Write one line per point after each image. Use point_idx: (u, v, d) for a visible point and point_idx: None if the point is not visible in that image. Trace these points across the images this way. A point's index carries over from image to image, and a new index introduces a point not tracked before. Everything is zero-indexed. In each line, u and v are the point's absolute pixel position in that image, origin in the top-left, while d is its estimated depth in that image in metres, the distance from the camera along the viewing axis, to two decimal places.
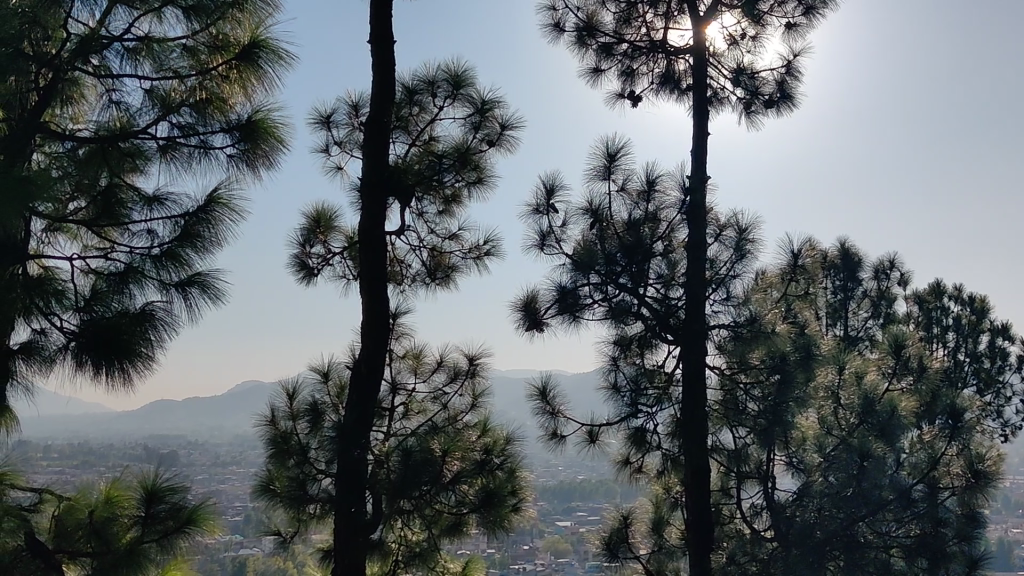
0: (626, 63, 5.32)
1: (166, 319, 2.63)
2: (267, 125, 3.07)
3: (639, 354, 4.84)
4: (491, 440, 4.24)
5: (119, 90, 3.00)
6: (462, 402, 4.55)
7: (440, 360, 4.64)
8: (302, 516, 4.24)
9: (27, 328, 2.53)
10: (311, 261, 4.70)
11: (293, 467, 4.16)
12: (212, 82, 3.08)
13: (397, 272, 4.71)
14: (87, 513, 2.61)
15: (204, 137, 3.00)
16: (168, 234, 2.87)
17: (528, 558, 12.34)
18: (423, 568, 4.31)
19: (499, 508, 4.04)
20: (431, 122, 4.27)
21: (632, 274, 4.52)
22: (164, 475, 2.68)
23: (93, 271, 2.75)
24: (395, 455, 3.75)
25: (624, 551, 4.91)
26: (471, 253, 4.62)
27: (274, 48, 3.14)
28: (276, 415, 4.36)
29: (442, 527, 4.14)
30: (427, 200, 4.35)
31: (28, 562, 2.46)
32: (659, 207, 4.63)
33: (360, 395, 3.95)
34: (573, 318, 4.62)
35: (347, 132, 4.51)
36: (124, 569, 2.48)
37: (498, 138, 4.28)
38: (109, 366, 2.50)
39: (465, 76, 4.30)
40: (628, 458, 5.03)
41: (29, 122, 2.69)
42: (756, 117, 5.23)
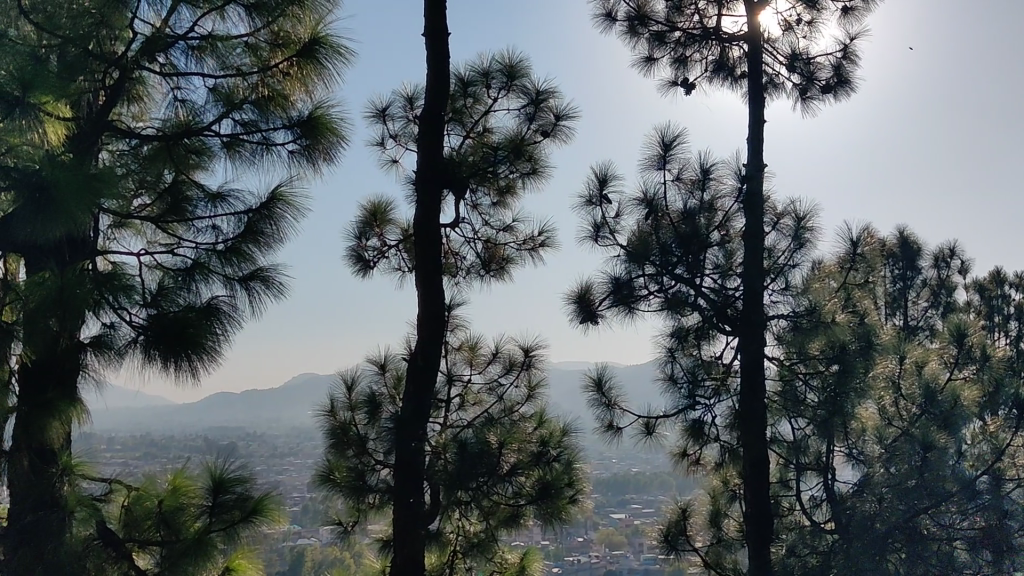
0: (679, 50, 5.28)
1: (230, 314, 2.71)
2: (326, 120, 3.12)
3: (696, 345, 4.79)
4: (547, 432, 4.24)
5: (183, 88, 3.05)
6: (518, 393, 4.56)
7: (496, 351, 4.66)
8: (361, 506, 4.28)
9: (98, 323, 2.58)
10: (367, 254, 4.74)
11: (353, 457, 4.23)
12: (274, 79, 3.13)
13: (451, 264, 4.71)
14: (156, 502, 2.67)
15: (267, 133, 3.06)
16: (232, 230, 2.93)
17: (581, 551, 12.34)
18: (481, 558, 4.32)
19: (557, 499, 4.04)
20: (486, 113, 4.26)
21: (689, 264, 4.48)
22: (230, 464, 2.73)
23: (160, 266, 2.83)
24: (453, 446, 3.75)
25: (682, 543, 4.85)
26: (526, 245, 4.61)
27: (335, 44, 3.19)
28: (335, 406, 4.41)
29: (500, 518, 4.16)
30: (482, 191, 4.35)
31: (101, 550, 2.55)
32: (715, 195, 4.56)
33: (417, 386, 3.95)
34: (628, 310, 4.61)
35: (402, 125, 4.54)
36: (191, 559, 2.52)
37: (553, 129, 4.22)
38: (176, 360, 2.55)
39: (521, 67, 4.25)
40: (685, 451, 5.03)
41: (96, 121, 2.75)
42: (812, 103, 5.16)
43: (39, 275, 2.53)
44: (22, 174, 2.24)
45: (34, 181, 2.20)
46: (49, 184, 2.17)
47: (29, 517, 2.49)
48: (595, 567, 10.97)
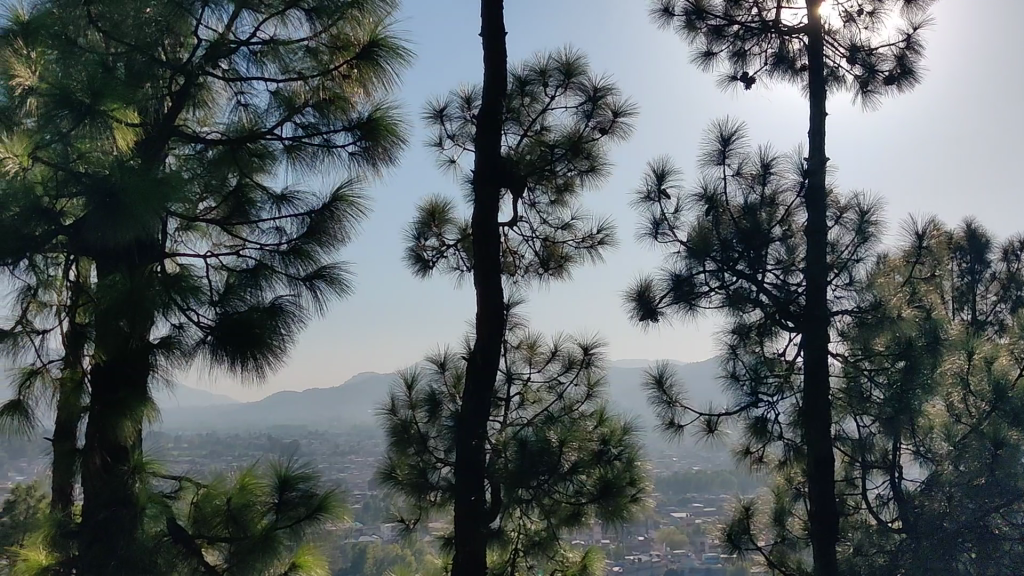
0: (738, 44, 5.21)
1: (295, 313, 2.75)
2: (386, 122, 3.18)
3: (759, 342, 4.76)
4: (608, 430, 4.23)
5: (247, 92, 3.12)
6: (578, 391, 4.55)
7: (555, 350, 4.63)
8: (423, 503, 4.32)
9: (167, 324, 2.63)
10: (427, 253, 4.77)
11: (414, 455, 4.30)
12: (333, 82, 3.19)
13: (510, 263, 4.72)
14: (224, 499, 2.73)
15: (327, 136, 3.12)
16: (295, 230, 2.97)
17: (643, 548, 12.28)
18: (542, 556, 4.33)
19: (619, 498, 4.02)
20: (544, 111, 4.21)
21: (751, 260, 4.41)
22: (296, 463, 2.78)
23: (226, 267, 2.90)
24: (513, 445, 3.75)
25: (746, 542, 4.77)
26: (585, 242, 4.59)
27: (394, 46, 3.20)
28: (396, 404, 4.47)
29: (562, 516, 4.16)
30: (540, 189, 4.33)
31: (171, 546, 2.61)
32: (777, 189, 4.50)
33: (477, 384, 3.97)
34: (689, 307, 4.55)
35: (460, 124, 4.56)
36: (258, 554, 2.57)
37: (611, 126, 4.17)
38: (243, 359, 2.60)
39: (579, 64, 4.21)
40: (748, 449, 4.92)
41: (163, 127, 2.83)
42: (874, 96, 5.07)
43: (111, 277, 2.60)
44: (93, 179, 2.32)
45: (105, 187, 2.27)
46: (119, 189, 2.24)
47: (103, 513, 2.56)
48: (656, 565, 10.93)
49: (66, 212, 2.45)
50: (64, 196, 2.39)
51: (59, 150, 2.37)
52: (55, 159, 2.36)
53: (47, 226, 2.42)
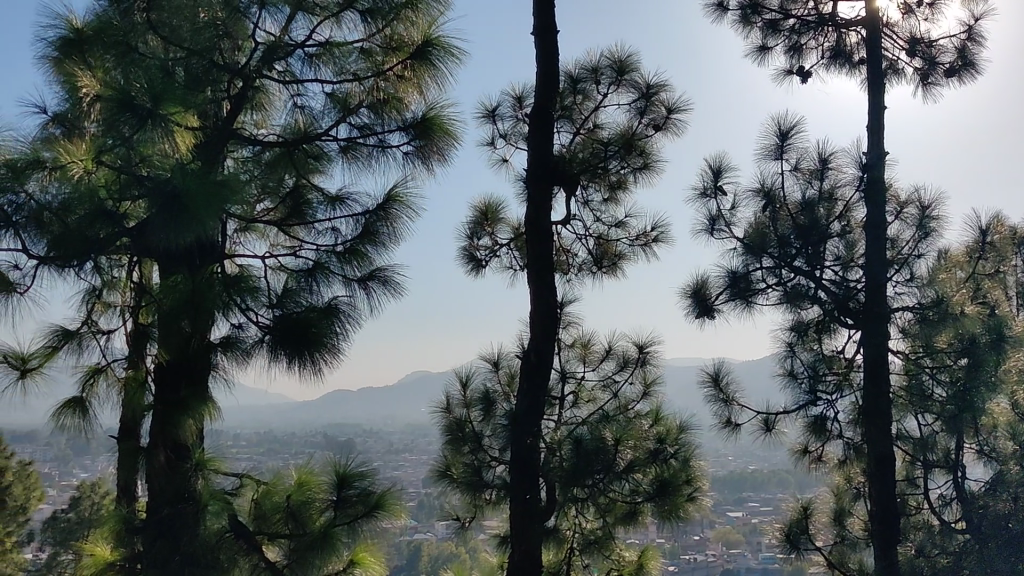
0: (794, 38, 5.13)
1: (350, 313, 2.78)
2: (441, 121, 3.19)
3: (817, 340, 4.64)
4: (664, 429, 4.19)
5: (302, 95, 3.14)
6: (633, 390, 4.52)
7: (610, 348, 4.62)
8: (478, 502, 4.32)
9: (227, 323, 2.67)
10: (479, 253, 4.78)
11: (469, 453, 4.30)
12: (387, 82, 3.20)
13: (563, 261, 4.71)
14: (284, 496, 2.76)
15: (382, 136, 3.15)
16: (350, 231, 3.01)
17: (698, 548, 12.20)
18: (598, 556, 4.32)
19: (675, 497, 4.00)
20: (595, 109, 4.21)
21: (809, 256, 4.33)
22: (355, 462, 2.81)
23: (283, 268, 2.94)
24: (568, 443, 3.74)
25: (805, 543, 4.65)
26: (639, 240, 4.57)
27: (447, 45, 3.21)
28: (451, 403, 4.50)
29: (618, 515, 4.15)
30: (593, 187, 4.33)
31: (232, 542, 2.65)
32: (835, 184, 4.45)
33: (531, 383, 3.95)
34: (746, 304, 4.49)
35: (512, 124, 4.56)
36: (318, 551, 2.59)
37: (665, 122, 4.15)
38: (300, 358, 2.62)
39: (631, 61, 4.18)
40: (806, 448, 4.83)
41: (222, 130, 2.88)
42: (935, 88, 4.97)
43: (171, 279, 2.63)
44: (155, 182, 2.36)
45: (166, 190, 2.30)
46: (180, 193, 2.27)
47: (167, 509, 2.63)
48: (712, 565, 10.83)
49: (129, 215, 2.49)
50: (126, 199, 2.41)
51: (121, 154, 2.44)
52: (117, 162, 2.43)
53: (110, 228, 2.46)
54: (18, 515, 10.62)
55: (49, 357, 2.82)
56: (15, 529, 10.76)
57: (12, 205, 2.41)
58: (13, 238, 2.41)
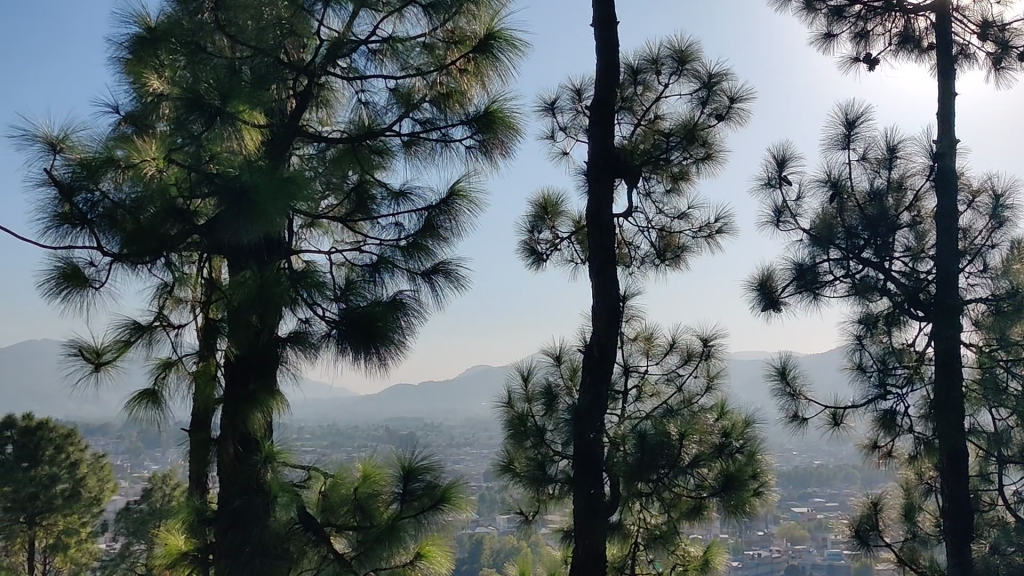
0: (860, 25, 5.03)
1: (415, 308, 2.81)
2: (502, 114, 3.19)
3: (887, 333, 4.50)
4: (730, 423, 4.13)
5: (367, 91, 3.18)
6: (696, 384, 4.49)
7: (673, 342, 4.62)
8: (542, 497, 4.29)
9: (295, 319, 2.72)
10: (540, 247, 4.77)
11: (531, 448, 4.29)
12: (450, 77, 3.20)
13: (625, 254, 4.69)
14: (351, 489, 2.80)
15: (445, 130, 3.18)
16: (412, 226, 3.03)
17: (763, 545, 12.06)
18: (664, 550, 4.28)
19: (741, 492, 3.93)
20: (657, 100, 4.17)
21: (877, 247, 4.23)
22: (419, 455, 2.82)
23: (348, 262, 3.00)
24: (632, 438, 3.71)
25: (875, 539, 4.51)
26: (702, 232, 4.51)
27: (509, 37, 3.16)
28: (512, 398, 4.51)
29: (683, 510, 4.11)
30: (654, 179, 4.28)
31: (300, 533, 2.69)
32: (905, 173, 4.33)
33: (593, 376, 3.93)
34: (813, 297, 4.42)
35: (571, 117, 4.54)
36: (386, 543, 2.60)
37: (728, 111, 4.04)
38: (366, 352, 2.65)
39: (692, 50, 4.13)
40: (875, 442, 4.65)
41: (288, 128, 2.93)
42: (1007, 72, 4.83)
43: (241, 275, 2.66)
44: (224, 180, 2.40)
45: (235, 187, 2.34)
46: (249, 189, 2.30)
47: (238, 501, 2.66)
48: (776, 561, 10.70)
49: (198, 212, 2.58)
50: (196, 197, 2.48)
51: (191, 152, 2.49)
52: (187, 161, 2.48)
53: (181, 225, 2.55)
54: (94, 505, 10.90)
55: (122, 352, 2.85)
56: (89, 519, 11.04)
57: (86, 202, 2.43)
58: (89, 236, 2.46)
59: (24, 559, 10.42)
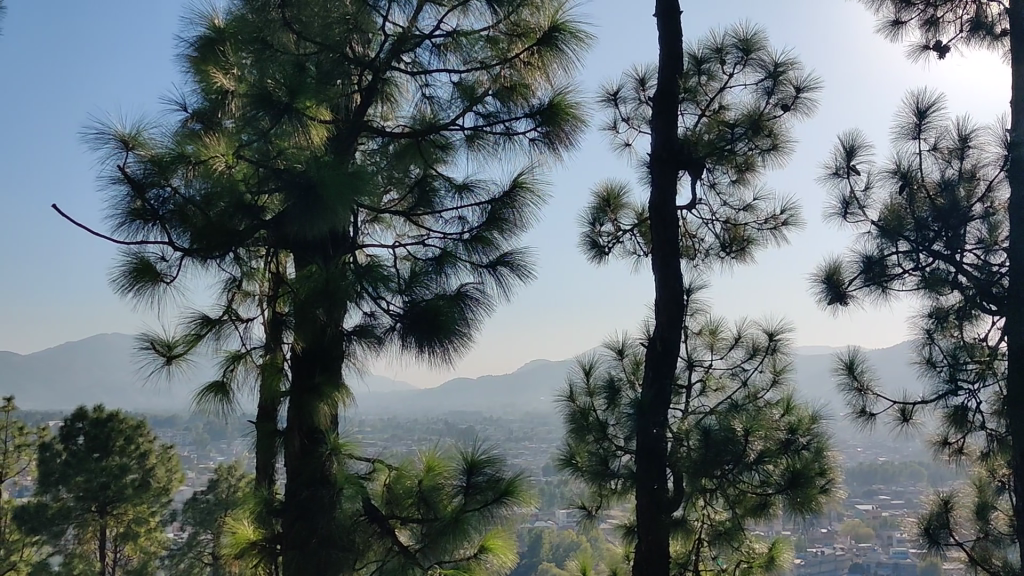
0: (930, 11, 4.90)
1: (479, 300, 2.82)
2: (566, 106, 3.17)
3: (958, 326, 4.34)
4: (796, 419, 4.07)
5: (430, 85, 3.20)
6: (763, 377, 4.44)
7: (739, 335, 4.57)
8: (604, 491, 4.27)
9: (360, 312, 2.73)
10: (602, 239, 4.75)
11: (593, 442, 4.26)
12: (514, 70, 3.20)
13: (690, 246, 4.66)
14: (416, 481, 2.83)
15: (508, 124, 3.17)
16: (476, 219, 3.05)
17: (827, 543, 11.94)
18: (727, 547, 4.24)
19: (807, 489, 3.85)
20: (721, 90, 4.12)
21: (947, 239, 4.10)
22: (482, 449, 2.80)
23: (412, 255, 3.03)
24: (696, 434, 3.66)
25: (945, 537, 4.27)
26: (768, 224, 4.44)
27: (574, 29, 3.15)
28: (574, 391, 4.50)
29: (747, 506, 4.05)
30: (719, 169, 4.23)
31: (365, 525, 2.75)
32: (976, 164, 4.21)
33: (658, 370, 3.94)
34: (882, 290, 4.31)
35: (635, 106, 4.51)
36: (450, 535, 2.60)
37: (794, 102, 3.98)
38: (431, 345, 2.68)
39: (758, 38, 4.05)
40: (945, 440, 4.45)
41: (353, 123, 2.96)
42: None
43: (307, 270, 2.71)
44: (290, 175, 2.42)
45: (302, 183, 2.36)
46: (316, 184, 2.32)
47: (305, 492, 2.70)
48: (839, 559, 10.52)
49: (265, 207, 2.62)
50: (263, 192, 2.53)
51: (259, 148, 2.53)
52: (255, 157, 2.53)
53: (249, 220, 2.58)
54: (163, 495, 11.17)
55: (193, 344, 2.92)
56: (159, 508, 11.29)
57: (157, 198, 2.50)
58: (160, 231, 2.52)
59: (96, 548, 10.71)
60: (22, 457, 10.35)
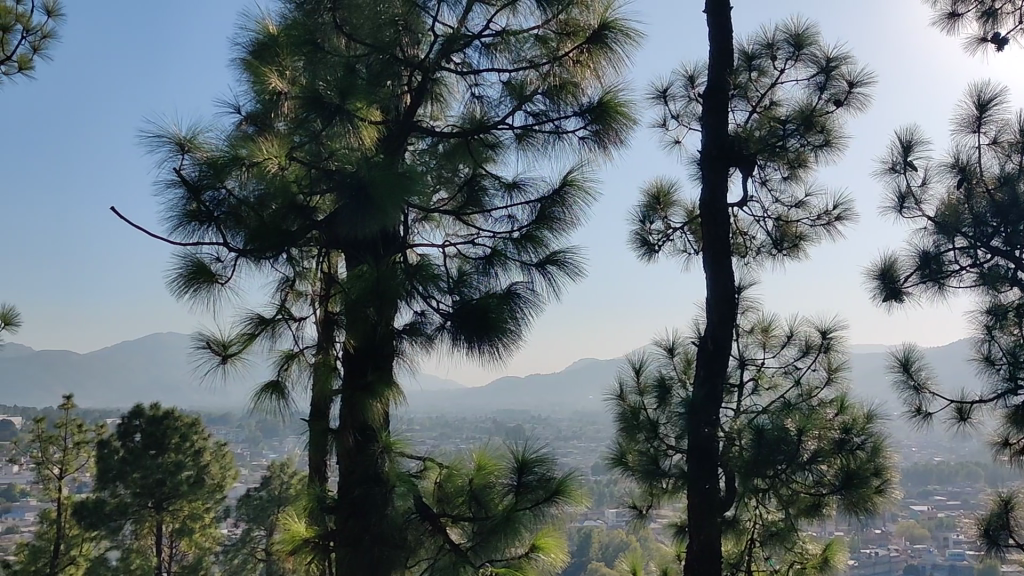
0: (988, 2, 4.76)
1: (528, 298, 2.82)
2: (617, 104, 3.15)
3: (1018, 324, 4.06)
4: (850, 418, 4.02)
5: (481, 85, 3.21)
6: (817, 375, 4.40)
7: (792, 333, 4.54)
8: (655, 491, 4.25)
9: (410, 311, 2.78)
10: (652, 237, 4.72)
11: (644, 441, 4.24)
12: (564, 67, 3.19)
13: (741, 244, 4.63)
14: (467, 480, 2.83)
15: (558, 121, 3.17)
16: (526, 218, 3.06)
17: (881, 544, 11.78)
18: (780, 548, 4.19)
19: (862, 488, 3.79)
20: (772, 86, 4.06)
21: (1006, 236, 3.96)
22: (532, 449, 2.81)
23: (463, 255, 3.04)
24: (748, 432, 3.64)
25: (1005, 539, 4.05)
26: (821, 220, 4.38)
27: (624, 27, 3.13)
28: (625, 390, 4.48)
29: (801, 506, 4.01)
30: (771, 166, 4.18)
31: (417, 524, 2.78)
32: None
33: (709, 368, 3.95)
34: (939, 287, 4.23)
35: (685, 104, 4.48)
36: (501, 534, 2.60)
37: (847, 97, 3.90)
38: (481, 344, 2.69)
39: (811, 33, 3.98)
40: (1006, 442, 4.07)
41: (403, 124, 2.99)
42: None
43: (357, 270, 2.70)
44: (341, 175, 2.45)
45: (353, 183, 2.38)
46: (367, 185, 2.34)
47: (358, 490, 2.74)
48: (894, 561, 10.35)
49: (318, 208, 2.64)
50: (316, 194, 2.55)
51: (312, 150, 2.58)
52: (307, 158, 2.57)
53: (302, 220, 2.62)
54: (217, 492, 11.34)
55: (248, 343, 2.94)
56: (214, 504, 11.47)
57: (213, 200, 2.54)
58: (216, 233, 2.56)
59: (153, 543, 10.89)
60: (82, 454, 10.64)
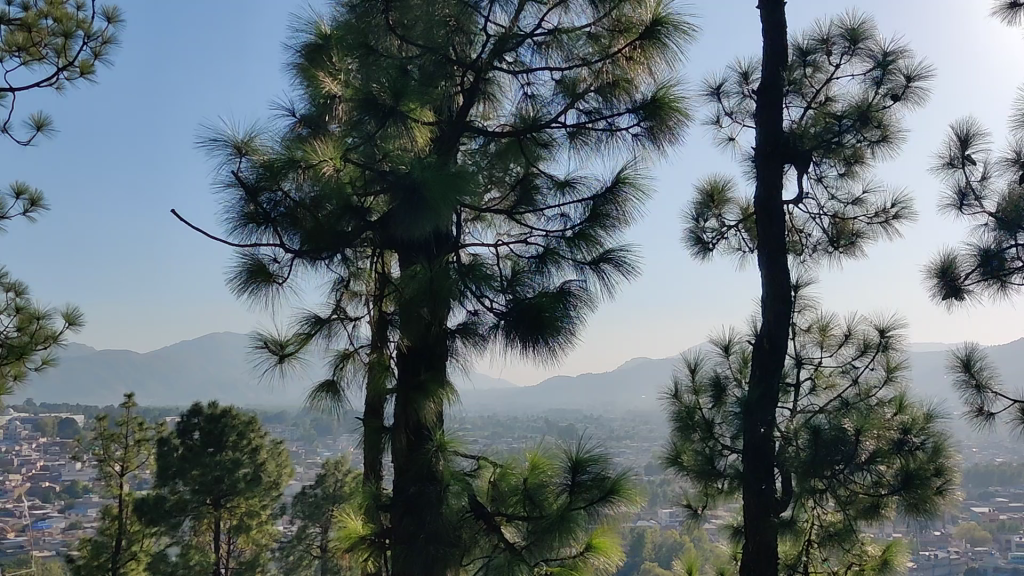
0: None
1: (582, 297, 2.81)
2: (670, 100, 3.12)
3: None
4: (910, 419, 3.95)
5: (533, 83, 3.21)
6: (876, 374, 4.33)
7: (849, 332, 4.47)
8: (710, 491, 4.21)
9: (464, 311, 2.79)
10: (706, 236, 4.69)
11: (698, 441, 4.21)
12: (616, 64, 3.17)
13: (797, 242, 4.58)
14: (521, 479, 2.82)
15: (611, 119, 3.17)
16: (579, 216, 3.04)
17: (941, 545, 11.52)
18: (838, 549, 4.14)
19: (922, 489, 3.72)
20: (827, 81, 4.03)
21: None
22: (586, 448, 2.78)
23: (515, 254, 3.05)
24: (804, 433, 3.63)
25: None
26: (878, 217, 4.30)
27: (677, 23, 3.07)
28: (679, 389, 4.45)
29: (860, 507, 3.96)
30: (827, 162, 4.12)
31: (470, 521, 2.79)
32: None
33: (764, 367, 3.90)
34: (1001, 285, 4.12)
35: (738, 100, 4.44)
36: (556, 531, 2.58)
37: (904, 91, 3.82)
38: (535, 342, 2.68)
39: (866, 27, 3.93)
40: None
41: (455, 124, 3.01)
42: None
43: (411, 270, 2.71)
44: (395, 176, 2.47)
45: (406, 183, 2.39)
46: (420, 185, 2.34)
47: (413, 488, 2.77)
48: (955, 563, 10.15)
49: (372, 208, 2.68)
50: (371, 193, 2.58)
51: (365, 151, 2.58)
52: (361, 159, 2.57)
53: (357, 221, 2.65)
54: (273, 489, 11.49)
55: (303, 343, 2.97)
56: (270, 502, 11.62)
57: (270, 201, 2.56)
58: (273, 233, 2.58)
59: (211, 539, 11.07)
60: (143, 452, 10.86)
